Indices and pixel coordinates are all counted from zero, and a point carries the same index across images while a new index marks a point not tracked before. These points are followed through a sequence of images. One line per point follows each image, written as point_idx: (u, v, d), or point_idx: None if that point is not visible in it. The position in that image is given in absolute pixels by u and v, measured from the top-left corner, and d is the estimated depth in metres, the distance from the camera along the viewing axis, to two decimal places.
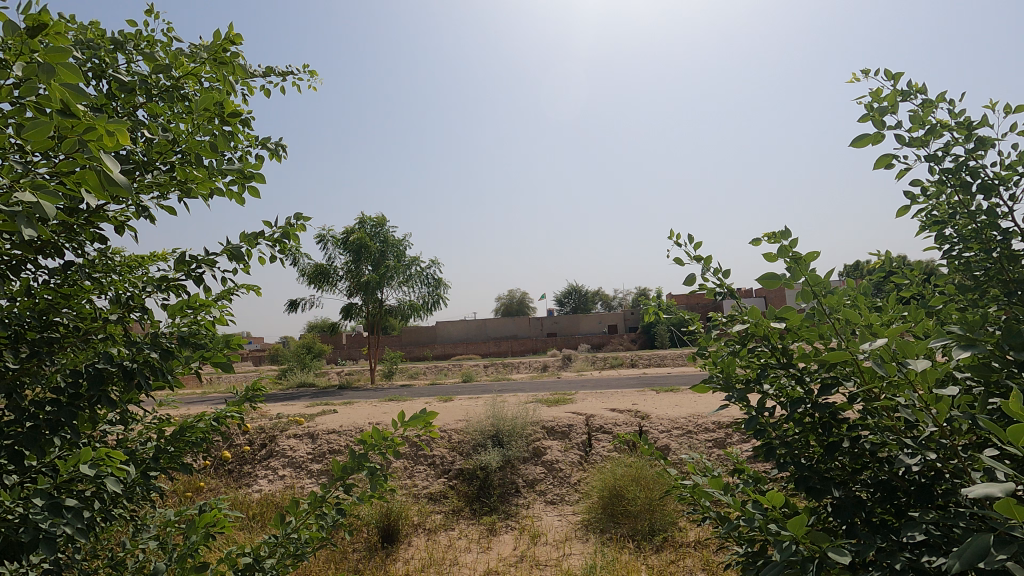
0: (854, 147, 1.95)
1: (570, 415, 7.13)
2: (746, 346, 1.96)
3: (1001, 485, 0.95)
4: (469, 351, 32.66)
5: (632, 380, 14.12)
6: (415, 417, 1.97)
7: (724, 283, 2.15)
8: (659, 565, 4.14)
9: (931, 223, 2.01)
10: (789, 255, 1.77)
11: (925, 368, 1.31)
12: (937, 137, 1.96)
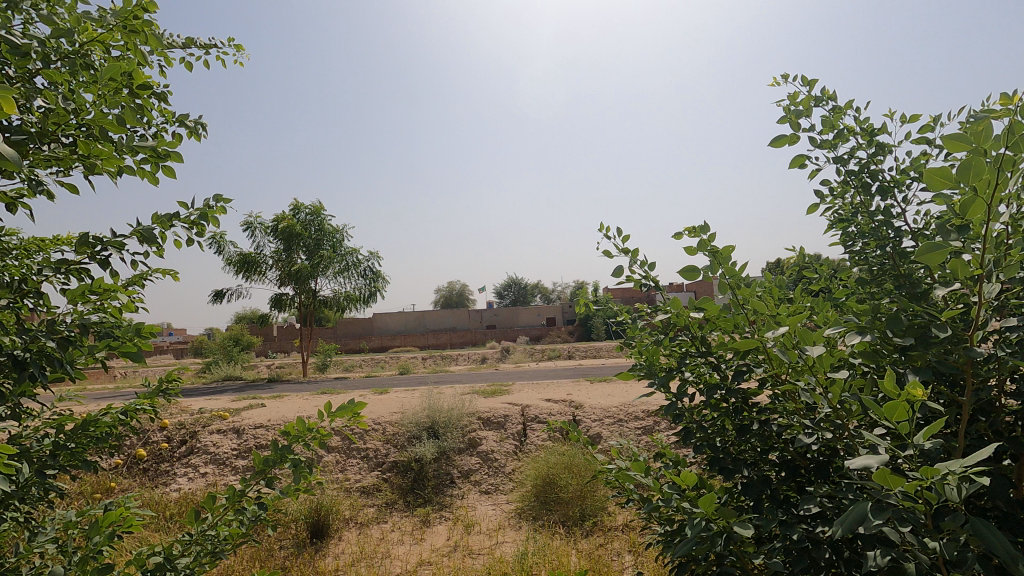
0: (771, 147, 2.08)
1: (506, 406, 7.19)
2: (668, 335, 2.07)
3: (879, 457, 1.06)
4: (407, 343, 32.22)
5: (568, 372, 14.40)
6: (343, 408, 1.93)
7: (650, 275, 2.26)
8: (590, 550, 4.22)
9: (837, 222, 2.17)
10: (709, 249, 1.88)
11: (821, 353, 1.42)
12: (844, 141, 2.11)
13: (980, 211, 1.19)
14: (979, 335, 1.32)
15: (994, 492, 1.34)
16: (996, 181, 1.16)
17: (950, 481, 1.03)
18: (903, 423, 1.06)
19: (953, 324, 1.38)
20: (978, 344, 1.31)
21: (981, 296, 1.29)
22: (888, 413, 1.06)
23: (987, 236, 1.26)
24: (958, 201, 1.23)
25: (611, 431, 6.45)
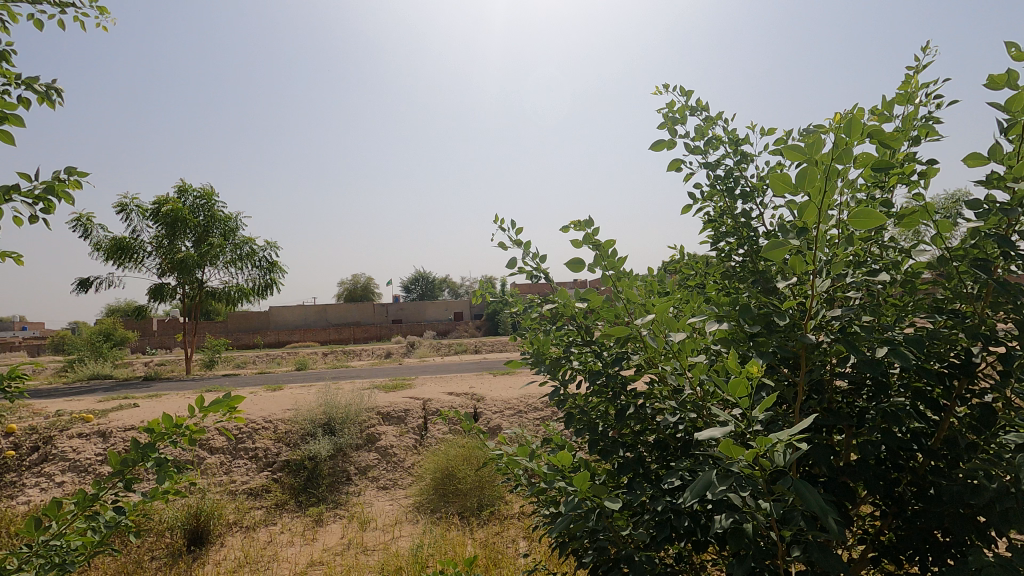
0: (651, 150, 2.22)
1: (407, 400, 7.11)
2: (555, 325, 2.17)
3: (724, 431, 1.17)
4: (307, 338, 30.73)
5: (473, 366, 14.48)
6: (217, 401, 1.81)
7: (540, 267, 2.35)
8: (486, 539, 4.29)
9: (708, 222, 2.36)
10: (593, 244, 1.98)
11: (682, 339, 1.56)
12: (714, 149, 2.31)
13: (815, 216, 1.33)
14: (811, 324, 1.50)
15: (820, 459, 1.55)
16: (827, 190, 1.31)
17: (780, 448, 1.18)
18: (744, 399, 1.18)
19: (791, 314, 1.56)
20: (809, 332, 1.49)
21: (813, 290, 1.47)
22: (732, 390, 1.17)
23: (819, 237, 1.42)
24: (796, 206, 1.38)
25: (511, 423, 6.59)
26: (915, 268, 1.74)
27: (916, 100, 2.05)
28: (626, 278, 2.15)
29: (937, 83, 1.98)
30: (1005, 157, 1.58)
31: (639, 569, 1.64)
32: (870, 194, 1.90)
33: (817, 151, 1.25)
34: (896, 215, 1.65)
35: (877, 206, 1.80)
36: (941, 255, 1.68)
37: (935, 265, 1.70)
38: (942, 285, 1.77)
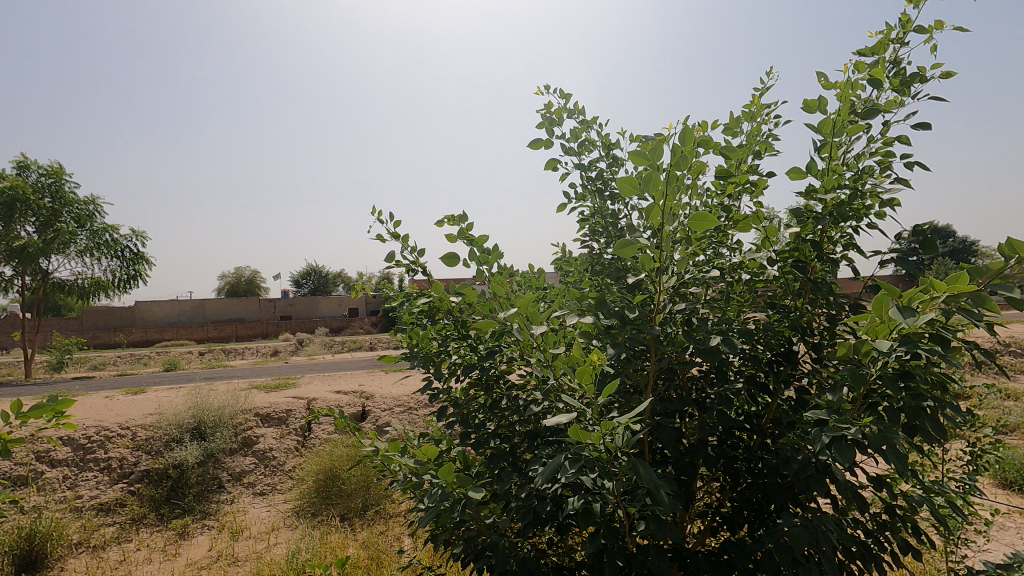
0: (529, 149, 2.28)
1: (290, 400, 6.74)
2: (432, 320, 2.16)
3: (572, 416, 1.27)
4: (180, 336, 28.05)
5: (366, 363, 14.04)
6: (39, 405, 1.55)
7: (417, 261, 2.31)
8: (368, 538, 4.19)
9: (581, 221, 2.45)
10: (468, 238, 2.00)
11: (544, 331, 1.69)
12: (588, 151, 2.40)
13: (659, 215, 1.51)
14: (659, 317, 1.68)
15: (665, 440, 1.72)
16: (668, 193, 1.48)
17: (620, 431, 1.30)
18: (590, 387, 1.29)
19: (643, 309, 1.73)
20: (657, 324, 1.66)
21: (660, 284, 1.65)
22: (579, 380, 1.30)
23: (665, 237, 1.60)
24: (646, 207, 1.53)
25: (401, 419, 6.49)
26: (749, 268, 1.99)
27: (759, 120, 2.30)
28: (500, 273, 2.22)
29: (777, 106, 2.23)
30: (818, 173, 1.85)
31: (505, 554, 1.72)
32: (717, 201, 2.12)
33: (658, 156, 1.42)
34: (733, 221, 1.88)
35: (721, 212, 2.02)
36: (769, 256, 1.93)
37: (764, 268, 1.96)
38: (772, 283, 2.02)
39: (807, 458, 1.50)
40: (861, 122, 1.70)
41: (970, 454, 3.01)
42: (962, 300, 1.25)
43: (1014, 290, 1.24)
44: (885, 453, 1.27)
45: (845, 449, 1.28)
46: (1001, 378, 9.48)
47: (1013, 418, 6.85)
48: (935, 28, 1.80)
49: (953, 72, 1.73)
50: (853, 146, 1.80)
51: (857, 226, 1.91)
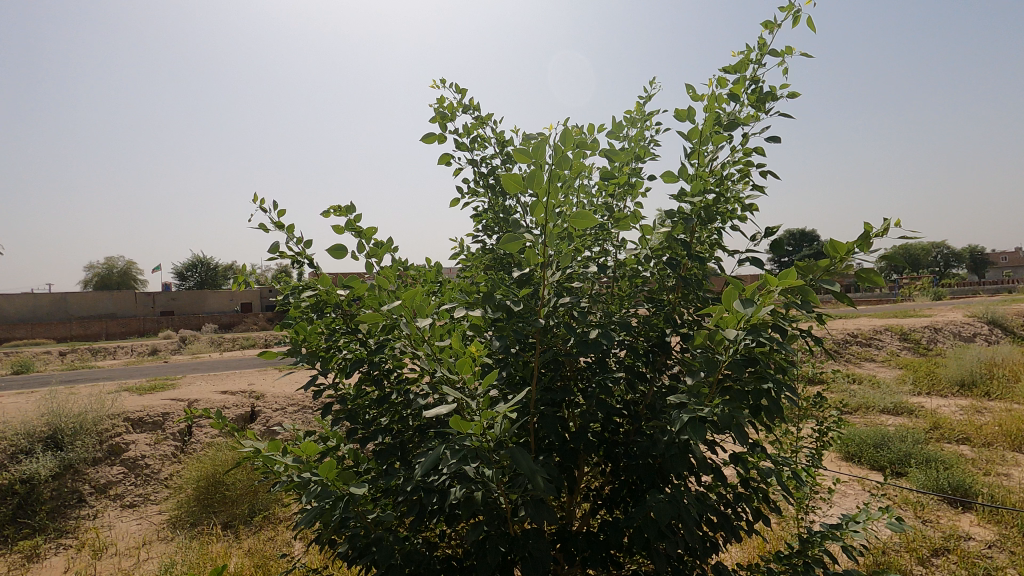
0: (422, 143, 2.26)
1: (166, 403, 6.19)
2: (318, 315, 2.08)
3: (452, 408, 1.31)
4: (35, 334, 24.71)
5: (258, 362, 13.20)
6: None
7: (303, 253, 2.20)
8: (255, 545, 3.97)
9: (474, 217, 2.47)
10: (355, 230, 1.98)
11: (429, 324, 1.71)
12: (481, 147, 2.42)
13: (542, 212, 1.56)
14: (542, 310, 1.76)
15: (548, 428, 1.80)
16: (550, 191, 1.53)
17: (498, 419, 1.37)
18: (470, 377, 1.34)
19: (528, 302, 1.80)
20: (541, 317, 1.74)
21: (544, 279, 1.72)
22: (457, 368, 1.41)
23: (548, 233, 1.67)
24: (529, 203, 1.59)
25: (294, 419, 6.19)
26: (629, 265, 2.14)
27: (643, 126, 2.45)
28: (391, 267, 2.21)
29: (658, 114, 2.39)
30: (689, 178, 2.01)
31: (389, 548, 1.73)
32: (601, 201, 2.25)
33: (540, 155, 1.46)
34: (612, 220, 2.02)
35: (604, 212, 2.15)
36: (646, 253, 2.08)
37: (639, 263, 2.12)
38: (649, 280, 2.17)
39: (672, 439, 1.64)
40: (723, 132, 1.88)
41: (817, 431, 3.43)
42: (793, 296, 1.47)
43: (832, 285, 1.47)
44: (732, 430, 1.43)
45: (698, 428, 1.45)
46: (849, 365, 10.83)
47: (857, 399, 7.87)
48: (786, 52, 2.04)
49: (798, 92, 2.00)
50: (718, 155, 1.99)
51: (722, 228, 2.10)
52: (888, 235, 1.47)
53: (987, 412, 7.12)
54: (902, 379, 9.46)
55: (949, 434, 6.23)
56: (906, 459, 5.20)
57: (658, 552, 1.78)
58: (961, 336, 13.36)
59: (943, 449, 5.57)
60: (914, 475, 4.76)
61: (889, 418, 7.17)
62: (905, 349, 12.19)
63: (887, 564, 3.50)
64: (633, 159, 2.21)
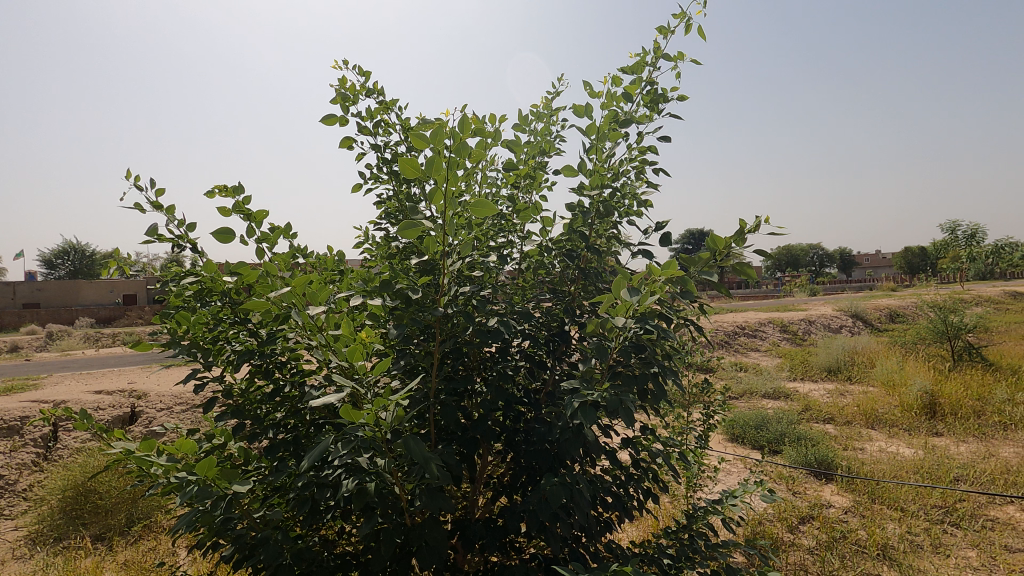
0: (322, 124, 2.13)
1: (26, 406, 5.50)
2: (201, 305, 1.92)
3: (340, 398, 1.30)
4: None
5: (142, 360, 12.06)
6: None
7: (185, 236, 2.00)
8: (132, 557, 3.64)
9: (378, 204, 2.37)
10: (243, 212, 1.86)
11: (321, 311, 1.66)
12: (384, 131, 2.31)
13: (441, 199, 1.57)
14: (442, 299, 1.77)
15: (447, 417, 1.80)
16: (449, 178, 1.53)
17: (390, 408, 1.39)
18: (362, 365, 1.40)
19: (428, 290, 1.82)
20: (441, 305, 1.75)
21: (444, 267, 1.73)
22: (348, 355, 1.41)
23: (447, 221, 1.68)
24: (428, 189, 1.57)
25: (181, 419, 5.73)
26: (532, 255, 2.19)
27: (549, 121, 2.50)
28: (285, 255, 2.10)
29: (563, 110, 2.46)
30: (588, 173, 2.10)
31: (276, 547, 1.66)
32: (507, 192, 2.28)
33: (437, 141, 1.47)
34: (514, 211, 2.11)
35: (508, 202, 2.18)
36: (547, 244, 2.14)
37: (542, 254, 2.20)
38: (552, 270, 2.24)
39: (566, 423, 1.71)
40: (619, 129, 1.98)
41: (705, 414, 3.71)
42: (678, 286, 1.57)
43: (712, 276, 1.60)
44: (619, 413, 1.50)
45: (588, 411, 1.51)
46: (737, 354, 11.80)
47: (743, 386, 8.59)
48: (677, 57, 2.20)
49: (687, 94, 2.19)
50: (614, 152, 2.10)
51: (620, 222, 2.21)
52: (758, 231, 1.64)
53: (848, 394, 8.06)
54: (781, 366, 10.45)
55: (817, 414, 6.99)
56: (782, 438, 5.76)
57: (552, 534, 1.85)
58: (831, 327, 14.98)
59: (811, 428, 6.23)
60: (788, 452, 5.29)
61: (769, 402, 7.90)
62: (784, 339, 13.47)
63: (762, 533, 3.87)
64: (537, 153, 2.26)
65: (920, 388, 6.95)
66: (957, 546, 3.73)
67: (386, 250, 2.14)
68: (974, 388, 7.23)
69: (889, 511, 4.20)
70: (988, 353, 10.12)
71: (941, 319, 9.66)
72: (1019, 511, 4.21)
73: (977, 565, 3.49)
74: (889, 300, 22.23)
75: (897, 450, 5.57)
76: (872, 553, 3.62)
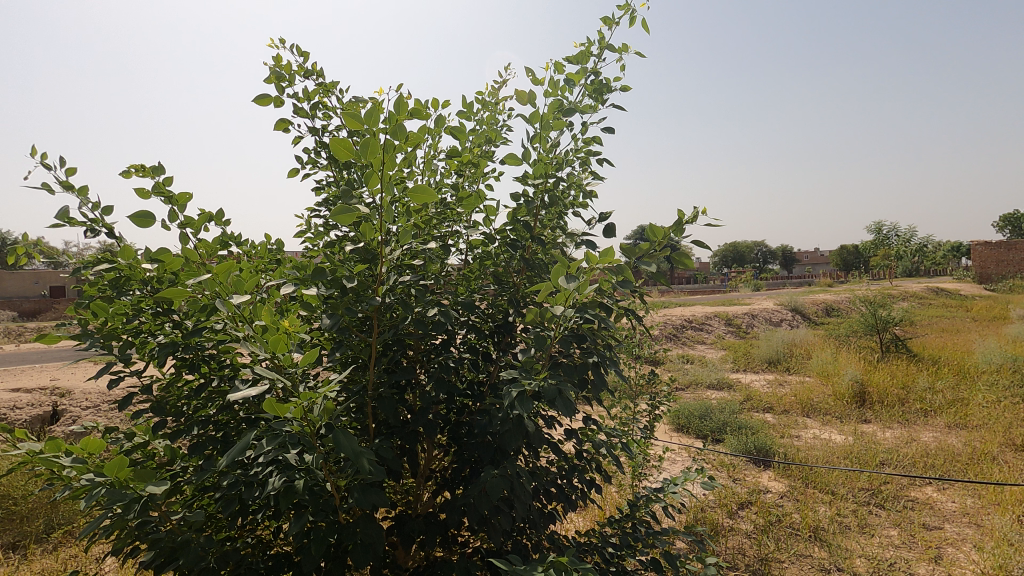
0: (255, 104, 2.00)
1: None
2: (117, 294, 1.77)
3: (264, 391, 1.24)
4: None
5: (68, 355, 11.30)
6: None
7: (100, 220, 1.84)
8: (49, 566, 3.40)
9: (316, 190, 2.25)
10: (163, 195, 1.74)
11: (246, 299, 1.56)
12: (323, 114, 2.18)
13: (378, 183, 1.50)
14: (379, 288, 1.71)
15: (385, 410, 1.75)
16: (385, 161, 1.47)
17: (319, 401, 1.33)
18: (292, 357, 1.37)
19: (363, 279, 1.76)
20: (378, 295, 1.69)
21: (382, 255, 1.67)
22: (271, 347, 1.40)
23: (384, 207, 1.62)
24: (363, 172, 1.50)
25: (109, 418, 5.40)
26: (477, 245, 2.15)
27: (495, 110, 2.45)
28: (213, 241, 1.98)
29: (509, 99, 2.42)
30: (532, 162, 2.08)
31: (198, 551, 1.57)
32: (452, 181, 2.23)
33: (373, 123, 1.40)
34: (458, 199, 2.07)
35: (453, 191, 2.13)
36: (490, 234, 2.11)
37: (487, 244, 2.16)
38: (497, 260, 2.20)
39: (506, 415, 1.68)
40: (563, 118, 1.96)
41: (650, 405, 3.78)
42: (617, 275, 1.58)
43: (651, 266, 1.62)
44: (557, 403, 1.48)
45: (525, 401, 1.49)
46: (685, 347, 12.15)
47: (689, 377, 8.85)
48: (622, 49, 2.20)
49: (630, 85, 2.21)
50: (559, 142, 2.08)
51: (565, 213, 2.20)
52: (695, 222, 1.68)
53: (786, 385, 8.44)
54: (725, 358, 10.84)
55: (757, 404, 7.27)
56: (723, 428, 5.96)
57: (493, 527, 1.82)
58: (772, 321, 15.64)
59: (751, 417, 6.49)
60: (729, 441, 5.48)
61: (713, 392, 8.18)
62: (728, 332, 13.98)
63: (703, 519, 3.99)
64: (482, 142, 2.22)
65: (851, 377, 7.35)
66: (881, 526, 3.96)
67: (324, 237, 2.04)
68: (899, 378, 7.70)
69: (821, 495, 4.41)
70: (912, 345, 10.80)
71: (872, 313, 10.24)
72: (936, 491, 4.51)
73: (899, 543, 3.72)
74: (825, 294, 23.44)
75: (830, 437, 5.87)
76: (804, 535, 3.80)
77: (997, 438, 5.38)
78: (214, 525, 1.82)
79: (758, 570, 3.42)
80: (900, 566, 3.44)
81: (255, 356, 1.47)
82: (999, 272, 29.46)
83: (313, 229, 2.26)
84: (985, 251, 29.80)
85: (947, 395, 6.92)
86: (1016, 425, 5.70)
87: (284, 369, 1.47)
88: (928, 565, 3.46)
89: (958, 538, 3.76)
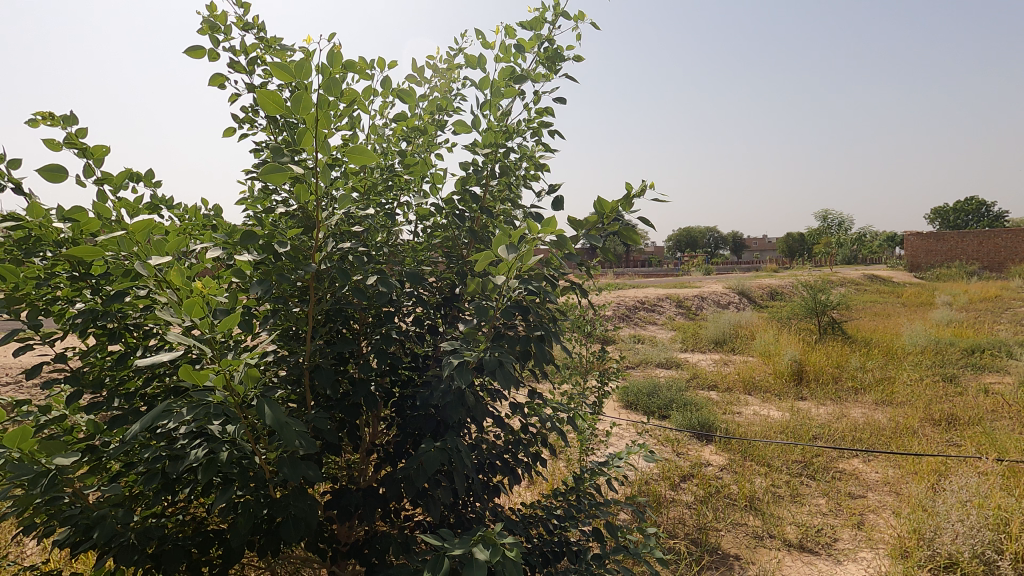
0: (186, 56, 1.84)
1: None
2: (26, 255, 1.61)
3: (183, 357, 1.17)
4: None
5: None
6: None
7: (6, 174, 1.67)
8: None
9: (253, 150, 2.11)
10: (76, 147, 1.60)
11: (165, 261, 1.45)
12: (260, 68, 2.02)
13: (311, 142, 1.41)
14: (317, 255, 1.63)
15: (321, 382, 1.68)
16: (319, 119, 1.38)
17: (240, 369, 1.26)
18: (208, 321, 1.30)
19: (301, 244, 1.68)
20: (315, 261, 1.61)
21: (319, 219, 1.59)
22: (187, 312, 1.32)
23: (321, 167, 1.54)
24: (296, 129, 1.40)
25: (32, 392, 5.04)
26: (424, 214, 2.10)
27: (449, 78, 2.37)
28: (138, 200, 1.84)
29: (464, 67, 2.34)
30: (483, 130, 2.02)
31: (115, 527, 1.48)
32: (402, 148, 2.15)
33: (305, 75, 1.32)
34: (405, 166, 2.02)
35: (399, 160, 2.08)
36: (436, 202, 2.07)
37: (435, 214, 2.11)
38: (444, 230, 2.15)
39: (447, 386, 1.65)
40: (514, 86, 1.91)
41: (598, 382, 3.83)
42: (562, 248, 1.58)
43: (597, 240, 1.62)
44: (498, 374, 1.46)
45: (465, 372, 1.47)
46: (636, 327, 12.44)
47: (639, 356, 9.06)
48: (578, 18, 2.16)
49: (583, 55, 2.18)
50: (510, 110, 2.04)
51: (516, 185, 2.17)
52: (642, 196, 1.67)
53: (730, 364, 8.77)
54: (675, 338, 11.17)
55: (703, 382, 7.54)
56: (670, 404, 6.15)
57: (432, 500, 1.80)
58: (721, 304, 16.14)
59: (696, 395, 6.71)
60: (674, 417, 5.66)
61: (662, 370, 8.42)
62: (678, 313, 14.38)
63: (647, 492, 4.11)
64: (433, 109, 2.15)
65: (791, 357, 7.68)
66: (811, 495, 4.20)
67: (263, 202, 1.92)
68: (833, 358, 8.12)
69: (757, 466, 4.63)
70: (847, 328, 11.40)
71: (812, 298, 10.70)
72: (862, 462, 4.80)
73: (826, 511, 3.96)
74: (771, 280, 24.27)
75: (768, 413, 6.14)
76: (741, 504, 3.98)
77: (918, 414, 5.76)
78: (138, 502, 1.72)
79: (696, 539, 3.57)
80: (826, 532, 3.66)
81: (176, 322, 1.39)
82: (928, 261, 31.41)
83: (250, 192, 2.13)
84: (917, 242, 31.65)
85: (875, 374, 7.37)
86: (935, 402, 6.13)
87: (205, 335, 1.40)
88: (851, 530, 3.70)
89: (879, 505, 4.02)
